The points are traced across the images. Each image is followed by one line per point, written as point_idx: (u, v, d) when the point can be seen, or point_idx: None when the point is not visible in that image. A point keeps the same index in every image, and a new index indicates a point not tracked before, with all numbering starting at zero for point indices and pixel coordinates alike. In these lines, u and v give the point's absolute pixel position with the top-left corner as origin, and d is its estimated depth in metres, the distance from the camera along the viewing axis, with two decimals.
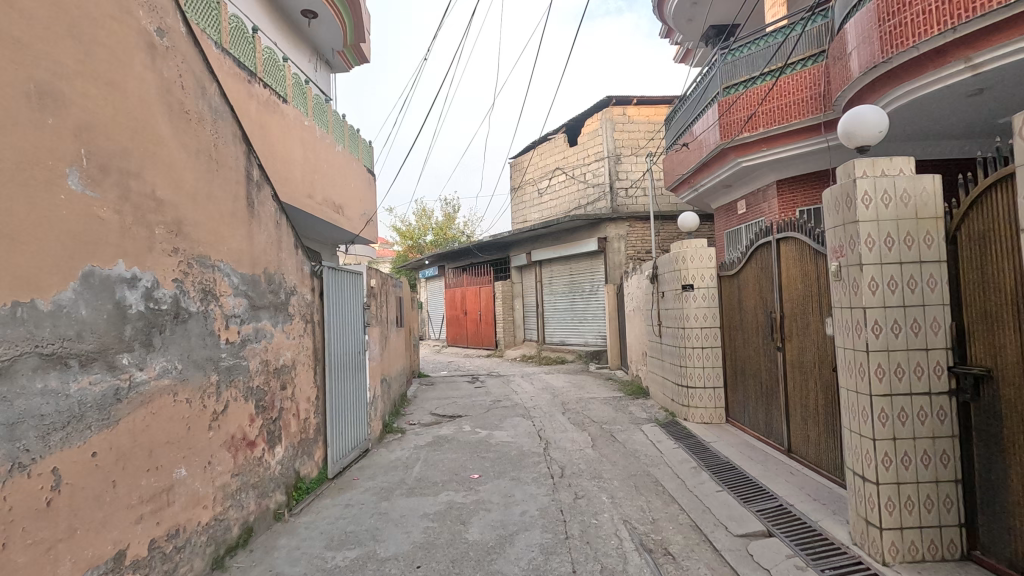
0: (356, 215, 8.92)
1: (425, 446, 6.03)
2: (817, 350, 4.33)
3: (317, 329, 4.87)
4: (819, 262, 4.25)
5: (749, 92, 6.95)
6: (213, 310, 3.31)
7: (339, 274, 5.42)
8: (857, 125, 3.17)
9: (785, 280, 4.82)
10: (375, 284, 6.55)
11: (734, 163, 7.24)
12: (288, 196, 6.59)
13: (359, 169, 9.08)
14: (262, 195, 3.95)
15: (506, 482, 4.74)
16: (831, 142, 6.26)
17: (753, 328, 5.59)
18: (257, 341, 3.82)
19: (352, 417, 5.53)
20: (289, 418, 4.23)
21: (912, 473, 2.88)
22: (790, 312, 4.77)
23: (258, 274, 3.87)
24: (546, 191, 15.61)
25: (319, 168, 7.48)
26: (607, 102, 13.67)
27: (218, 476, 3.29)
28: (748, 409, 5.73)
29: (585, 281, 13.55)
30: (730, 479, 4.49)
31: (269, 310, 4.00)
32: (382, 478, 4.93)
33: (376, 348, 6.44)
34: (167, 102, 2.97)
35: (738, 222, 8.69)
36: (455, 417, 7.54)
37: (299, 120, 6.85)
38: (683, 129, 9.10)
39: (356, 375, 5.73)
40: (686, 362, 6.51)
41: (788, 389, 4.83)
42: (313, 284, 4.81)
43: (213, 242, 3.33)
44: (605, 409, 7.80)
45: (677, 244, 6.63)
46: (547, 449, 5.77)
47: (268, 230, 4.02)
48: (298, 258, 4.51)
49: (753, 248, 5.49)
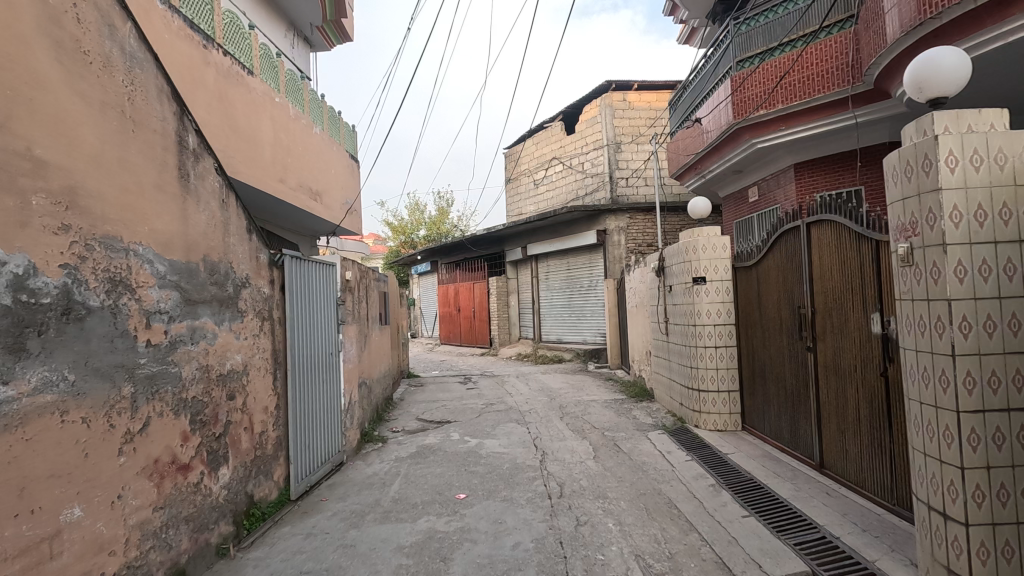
0: (337, 203, 8.24)
1: (407, 458, 5.38)
2: (858, 351, 3.73)
3: (277, 328, 4.21)
4: (863, 249, 3.64)
5: (766, 65, 6.34)
6: (127, 305, 2.64)
7: (308, 265, 4.77)
8: (933, 71, 2.53)
9: (817, 271, 4.21)
10: (352, 277, 5.89)
11: (748, 144, 6.62)
12: (256, 180, 5.92)
13: (340, 154, 8.39)
14: (202, 167, 3.29)
15: (497, 504, 4.10)
16: (859, 118, 5.63)
17: (774, 326, 4.97)
18: (193, 343, 3.16)
19: (323, 426, 4.89)
20: (238, 433, 3.57)
21: (1011, 512, 2.25)
22: (823, 306, 4.14)
23: (196, 263, 3.21)
24: (542, 182, 14.94)
25: (293, 150, 6.80)
26: (607, 87, 13.02)
27: (135, 513, 2.63)
28: (769, 415, 5.10)
29: (584, 276, 12.91)
30: (757, 502, 3.88)
31: (211, 305, 3.33)
32: (354, 499, 4.28)
33: (353, 348, 5.78)
34: (54, 37, 2.31)
35: (749, 211, 8.05)
36: (443, 423, 6.88)
37: (268, 96, 6.17)
38: (690, 111, 8.47)
39: (329, 379, 5.08)
40: (698, 363, 5.87)
41: (818, 395, 4.23)
42: (272, 275, 4.15)
43: (126, 220, 2.66)
44: (607, 413, 7.16)
45: (687, 232, 6.02)
46: (544, 462, 5.13)
47: (210, 209, 3.36)
48: (251, 244, 3.85)
49: (776, 235, 4.86)
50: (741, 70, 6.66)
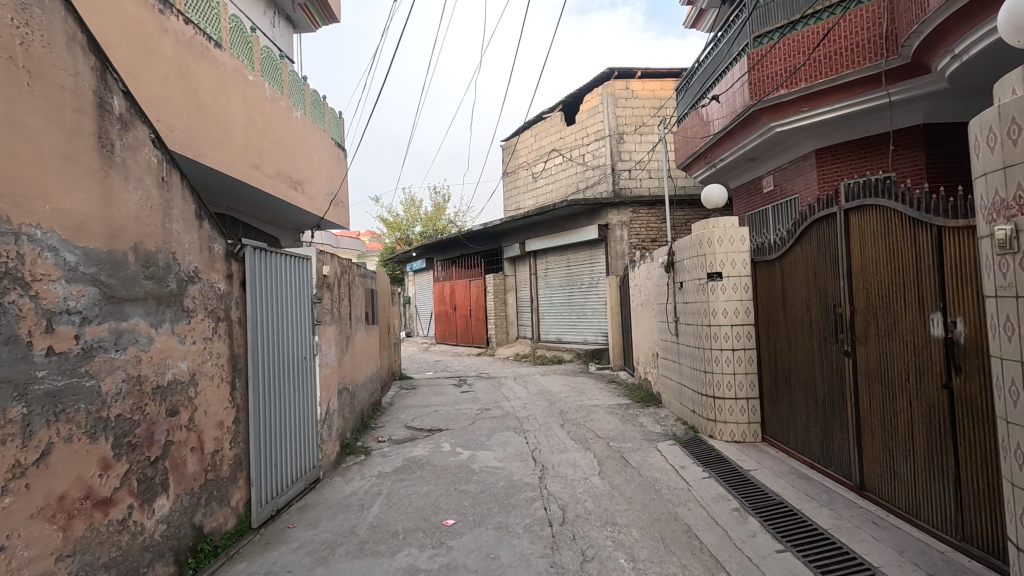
0: (320, 193, 7.67)
1: (391, 474, 4.82)
2: (911, 357, 3.20)
3: (238, 330, 3.65)
4: (919, 238, 3.11)
5: (787, 41, 5.81)
6: (16, 304, 2.09)
7: (277, 258, 4.20)
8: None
9: (857, 265, 3.68)
10: (331, 273, 5.32)
11: (766, 128, 6.08)
12: (228, 165, 5.36)
13: (324, 141, 7.80)
14: (132, 136, 2.73)
15: (489, 532, 3.56)
16: (893, 96, 5.09)
17: (800, 327, 4.44)
18: (119, 350, 2.59)
19: (296, 440, 4.34)
20: (181, 455, 3.01)
21: None
22: (864, 304, 3.61)
23: (123, 252, 2.64)
24: (541, 175, 14.37)
25: (271, 133, 6.24)
26: (609, 75, 12.46)
27: (26, 568, 2.07)
28: (795, 427, 4.56)
29: (584, 272, 12.37)
30: (791, 532, 3.34)
31: (144, 303, 2.77)
32: (327, 527, 3.73)
33: (332, 351, 5.22)
34: None
35: (762, 202, 7.50)
36: (434, 432, 6.33)
37: (239, 73, 5.58)
38: (700, 95, 7.93)
39: (303, 385, 4.53)
40: (712, 367, 5.33)
41: (857, 407, 3.70)
42: (231, 269, 3.59)
43: (16, 196, 2.10)
44: (611, 420, 6.61)
45: (700, 223, 5.48)
46: (543, 479, 4.57)
47: (144, 188, 2.80)
48: (202, 232, 3.28)
49: (805, 225, 4.32)
50: (761, 46, 6.11)
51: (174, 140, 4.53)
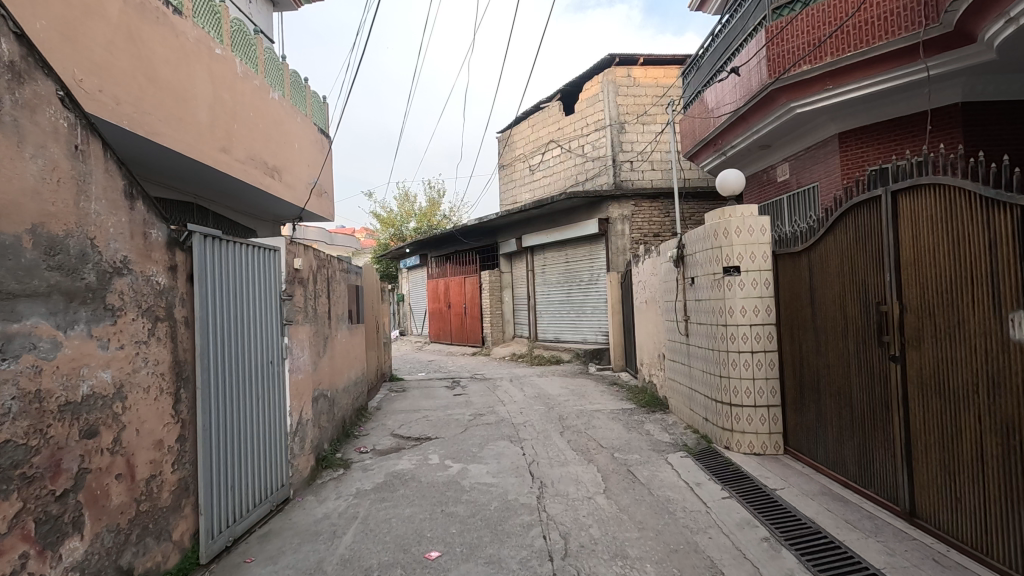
0: (301, 182, 7.13)
1: (370, 493, 4.28)
2: (983, 365, 2.70)
3: (185, 332, 3.10)
4: (995, 222, 2.60)
5: (810, 11, 5.31)
6: None
7: (238, 248, 3.65)
8: None
9: (908, 256, 3.17)
10: (305, 267, 4.77)
11: (785, 109, 5.57)
12: (192, 146, 4.81)
13: (305, 126, 7.25)
14: (26, 91, 2.18)
15: (479, 568, 3.04)
16: (931, 70, 4.55)
17: (832, 328, 3.93)
18: (6, 360, 2.05)
19: (261, 456, 3.80)
20: (102, 485, 2.47)
21: None
22: (919, 301, 3.10)
23: (15, 235, 2.10)
24: (539, 168, 13.83)
25: (242, 114, 5.68)
26: (610, 62, 11.91)
27: None
28: (825, 439, 4.06)
29: (583, 268, 11.84)
30: (836, 571, 2.83)
31: (45, 301, 2.22)
32: (290, 561, 3.19)
33: (306, 354, 4.67)
34: None
35: (776, 193, 6.98)
36: (422, 442, 5.80)
37: (204, 44, 5.02)
38: (710, 76, 7.41)
39: (270, 394, 3.99)
40: (728, 372, 4.81)
41: (907, 420, 3.20)
42: (175, 259, 3.05)
43: None
44: (614, 428, 6.08)
45: (714, 212, 4.96)
46: (542, 499, 4.05)
47: (45, 156, 2.25)
48: (134, 214, 2.74)
49: (838, 212, 3.81)
50: (780, 18, 5.61)
51: (122, 115, 3.97)
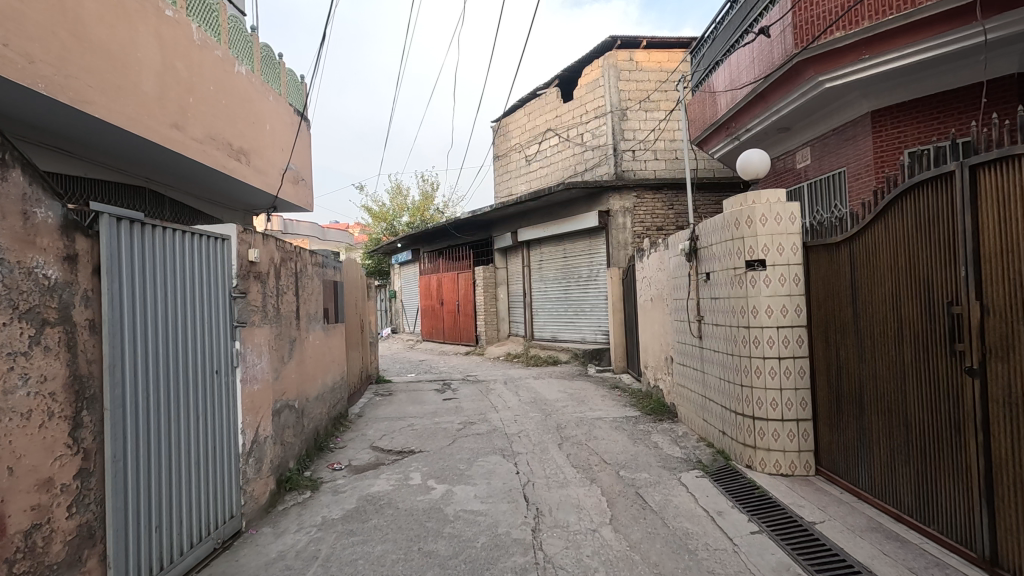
0: (273, 167, 6.48)
1: (337, 524, 3.66)
2: None
3: (89, 340, 2.45)
4: None
5: None
6: None
7: (171, 236, 3.01)
8: None
9: (991, 247, 2.56)
10: (264, 259, 4.13)
11: (812, 84, 4.94)
12: (134, 117, 4.15)
13: (277, 106, 6.58)
14: None
15: None
16: (990, 34, 3.94)
17: (882, 332, 3.32)
18: None
19: (204, 485, 3.18)
20: None
21: None
22: (1008, 303, 2.48)
23: None
24: (535, 158, 13.19)
25: (200, 87, 5.02)
26: (612, 44, 11.26)
27: None
28: (870, 461, 3.45)
29: (582, 264, 11.23)
30: None
31: None
32: None
33: (264, 361, 4.03)
34: None
35: (796, 180, 6.37)
36: (404, 456, 5.18)
37: (150, 3, 4.36)
38: (725, 51, 6.77)
39: (215, 410, 3.36)
40: (752, 380, 4.19)
41: (987, 449, 2.59)
42: (76, 247, 2.41)
43: None
44: (618, 439, 5.47)
45: (735, 199, 4.34)
46: (538, 532, 3.44)
47: None
48: (7, 189, 2.11)
49: (892, 195, 3.20)
50: None
51: (36, 76, 3.32)
